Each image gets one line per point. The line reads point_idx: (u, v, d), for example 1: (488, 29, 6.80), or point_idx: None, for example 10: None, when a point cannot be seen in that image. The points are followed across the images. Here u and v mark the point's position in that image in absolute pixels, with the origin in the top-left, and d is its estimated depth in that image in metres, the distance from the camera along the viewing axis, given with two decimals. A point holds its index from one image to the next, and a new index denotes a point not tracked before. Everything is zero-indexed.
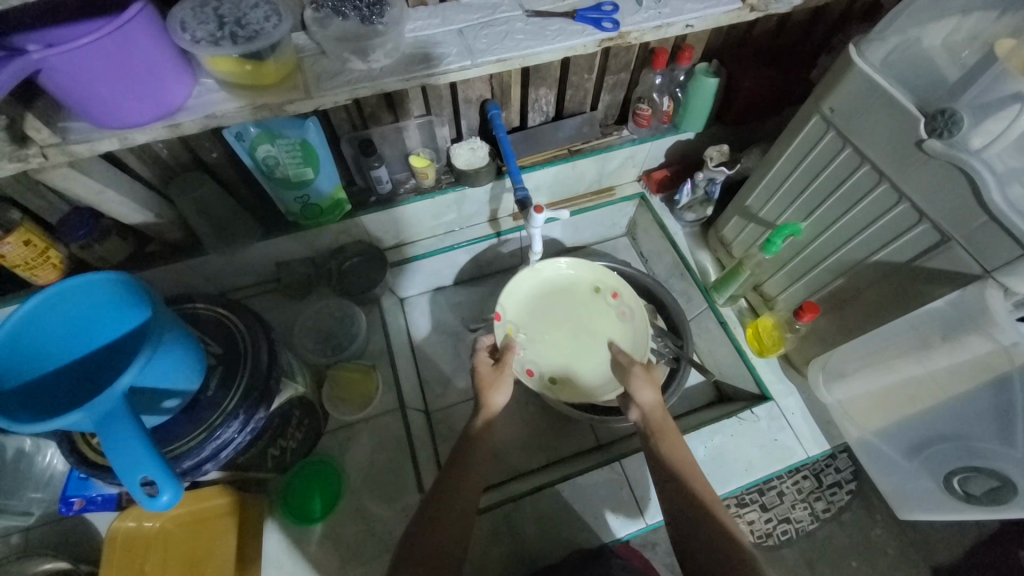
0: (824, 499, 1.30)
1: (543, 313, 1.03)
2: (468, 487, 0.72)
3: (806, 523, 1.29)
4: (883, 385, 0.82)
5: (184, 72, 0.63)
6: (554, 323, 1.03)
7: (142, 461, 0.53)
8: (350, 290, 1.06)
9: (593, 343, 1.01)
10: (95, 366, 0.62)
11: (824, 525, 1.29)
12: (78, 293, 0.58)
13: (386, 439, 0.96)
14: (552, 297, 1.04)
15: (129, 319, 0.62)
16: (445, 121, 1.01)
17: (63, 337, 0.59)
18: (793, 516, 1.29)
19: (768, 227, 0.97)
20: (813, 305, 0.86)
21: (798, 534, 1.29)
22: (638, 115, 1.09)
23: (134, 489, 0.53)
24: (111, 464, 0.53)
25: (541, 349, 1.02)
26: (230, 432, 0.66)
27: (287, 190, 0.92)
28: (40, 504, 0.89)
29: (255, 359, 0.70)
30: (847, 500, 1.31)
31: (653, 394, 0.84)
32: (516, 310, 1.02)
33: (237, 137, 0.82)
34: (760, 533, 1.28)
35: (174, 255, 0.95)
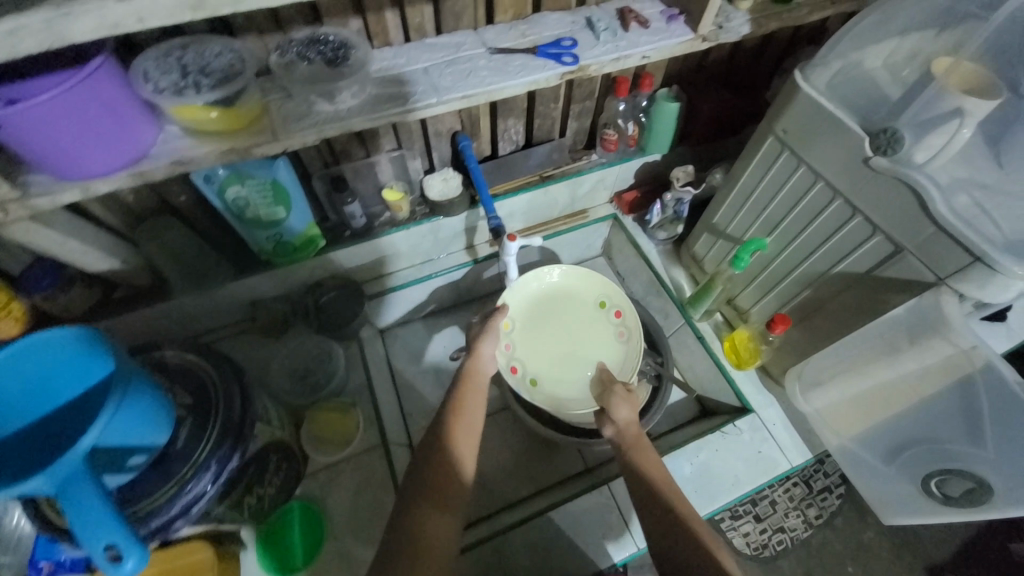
0: (815, 505, 1.32)
1: (544, 318, 1.06)
2: (443, 477, 0.67)
3: (800, 530, 1.30)
4: (857, 392, 0.84)
5: (149, 121, 0.63)
6: (551, 329, 1.05)
7: (105, 526, 0.50)
8: (326, 325, 1.05)
9: (583, 355, 1.04)
10: (56, 425, 0.59)
11: (818, 531, 1.30)
12: (36, 350, 0.56)
13: (370, 477, 0.93)
14: (553, 304, 1.07)
15: (91, 374, 0.59)
16: (416, 154, 1.02)
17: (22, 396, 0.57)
18: (787, 524, 1.31)
19: (735, 242, 1.00)
20: (783, 317, 0.89)
21: (793, 542, 1.29)
22: (605, 140, 1.13)
23: (97, 556, 0.51)
24: (71, 530, 0.50)
25: (533, 353, 1.03)
26: (202, 485, 0.64)
27: (258, 229, 0.92)
28: None
29: (227, 407, 0.69)
30: (837, 505, 1.33)
31: (630, 412, 0.85)
32: (520, 308, 1.05)
33: (206, 180, 0.81)
34: (756, 544, 1.29)
35: (144, 300, 0.93)
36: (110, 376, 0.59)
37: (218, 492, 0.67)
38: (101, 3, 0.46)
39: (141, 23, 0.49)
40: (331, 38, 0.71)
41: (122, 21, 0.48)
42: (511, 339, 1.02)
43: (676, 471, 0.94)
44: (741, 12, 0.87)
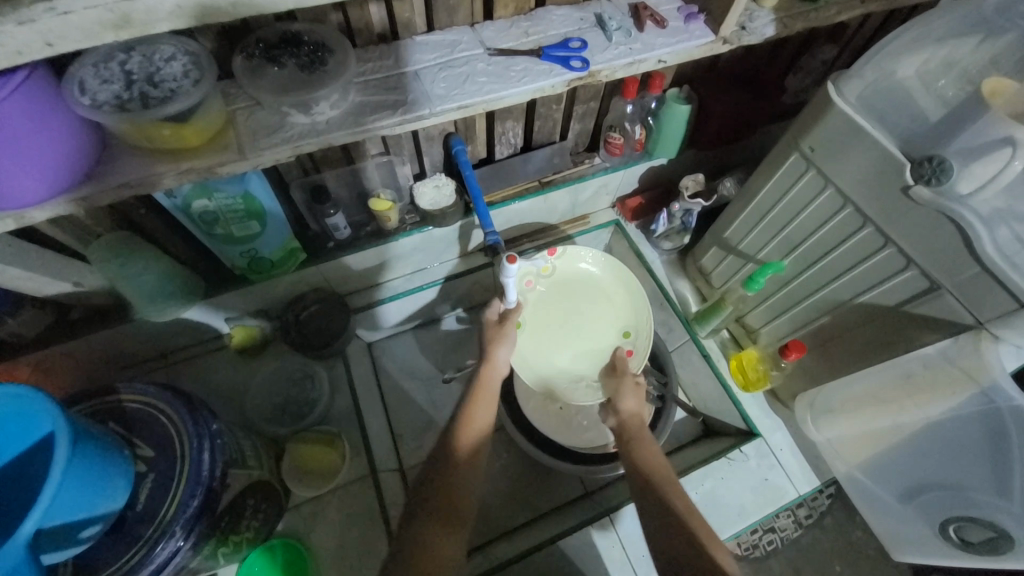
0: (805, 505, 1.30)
1: (565, 296, 0.95)
2: (451, 514, 0.66)
3: (790, 530, 1.29)
4: (875, 429, 0.79)
5: (89, 139, 0.54)
6: (566, 305, 0.95)
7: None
8: (309, 342, 0.98)
9: (570, 349, 0.93)
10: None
11: (808, 531, 1.28)
12: None
13: (356, 509, 0.88)
14: (585, 289, 0.96)
15: (21, 441, 0.50)
16: (406, 160, 0.93)
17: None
18: (778, 524, 1.29)
19: (748, 260, 0.94)
20: (799, 343, 0.84)
21: (783, 542, 1.28)
22: (610, 143, 1.05)
23: None
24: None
25: (541, 307, 0.94)
26: (174, 543, 0.57)
27: (230, 246, 0.83)
28: None
29: (193, 459, 0.61)
30: (828, 504, 1.31)
31: (637, 404, 0.82)
32: (568, 270, 0.96)
33: (166, 194, 0.72)
34: (747, 545, 1.27)
35: (103, 323, 0.84)
36: (48, 441, 0.50)
37: (195, 544, 0.60)
38: (1, 25, 0.39)
39: (51, 46, 0.42)
40: (306, 37, 0.62)
41: (27, 47, 0.41)
42: (538, 282, 0.94)
43: None
44: (765, 11, 0.79)
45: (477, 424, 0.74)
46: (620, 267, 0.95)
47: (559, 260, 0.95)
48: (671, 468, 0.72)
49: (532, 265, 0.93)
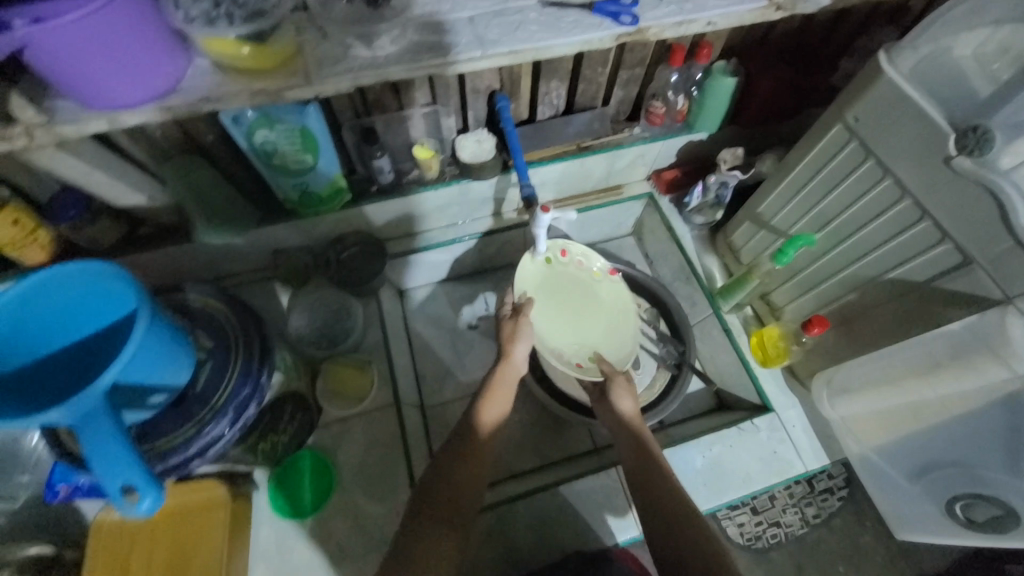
0: (814, 504, 1.31)
1: (575, 288, 0.96)
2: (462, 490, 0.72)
3: (796, 527, 1.30)
4: (887, 406, 0.81)
5: (178, 53, 0.60)
6: (579, 294, 0.96)
7: (119, 464, 0.50)
8: (348, 280, 1.04)
9: (551, 321, 0.94)
10: (74, 359, 0.59)
11: (814, 530, 1.29)
12: (70, 277, 0.55)
13: (380, 434, 0.94)
14: (606, 303, 0.97)
15: (116, 310, 0.58)
16: (451, 111, 0.97)
17: (37, 329, 0.56)
18: (784, 520, 1.30)
19: (780, 236, 0.96)
20: (822, 318, 0.87)
21: (787, 538, 1.29)
22: (651, 113, 1.07)
23: (114, 494, 0.50)
24: (92, 466, 0.50)
25: (567, 278, 0.96)
26: (220, 429, 0.64)
27: (285, 177, 0.89)
28: (27, 487, 0.85)
29: (246, 351, 0.68)
30: (838, 507, 1.31)
31: (632, 403, 0.86)
32: (603, 291, 0.97)
33: (234, 121, 0.79)
34: (749, 535, 1.29)
35: (169, 239, 0.92)
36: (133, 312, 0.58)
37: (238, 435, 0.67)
38: None
39: None
40: None
41: None
42: (585, 270, 0.97)
43: (687, 462, 0.93)
44: None
45: (489, 419, 0.80)
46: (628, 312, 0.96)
47: (608, 283, 0.97)
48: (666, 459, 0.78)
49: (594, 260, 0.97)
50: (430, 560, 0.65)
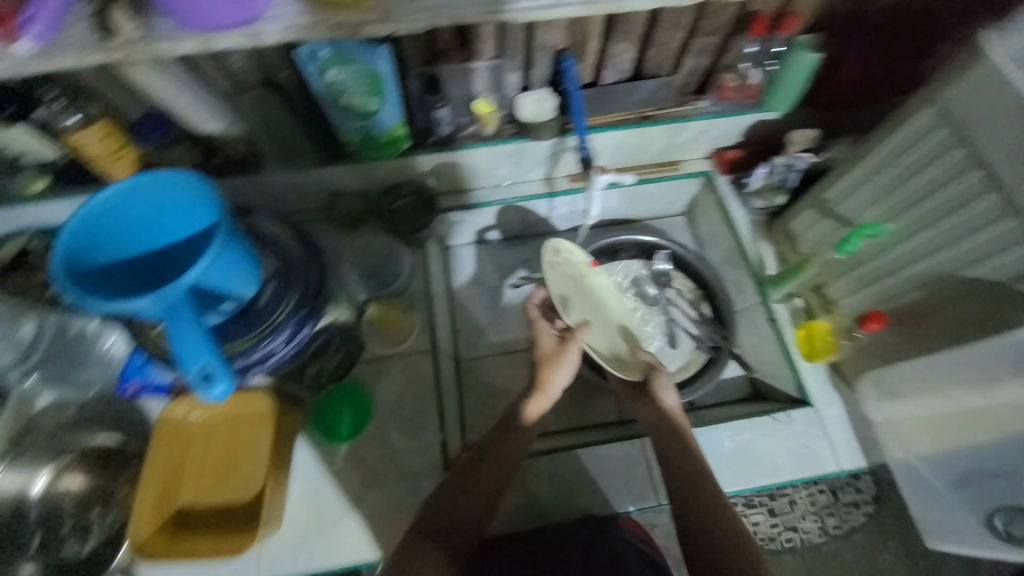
0: (836, 515, 1.30)
1: (579, 288, 0.92)
2: (465, 508, 0.75)
3: (814, 535, 1.30)
4: (937, 411, 0.79)
5: None
6: (579, 294, 0.92)
7: (199, 350, 0.55)
8: (398, 228, 1.06)
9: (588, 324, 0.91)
10: (158, 262, 0.64)
11: (831, 541, 1.30)
12: (162, 184, 0.60)
13: (415, 377, 0.98)
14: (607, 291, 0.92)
15: (199, 220, 0.64)
16: (516, 67, 0.97)
17: (130, 230, 0.62)
18: (802, 526, 1.31)
19: (845, 225, 0.92)
20: (880, 314, 0.85)
21: (802, 543, 1.30)
22: (721, 86, 1.03)
23: (194, 376, 0.55)
24: (174, 352, 0.55)
25: (562, 281, 0.92)
26: (278, 342, 0.69)
27: (349, 119, 0.91)
28: (97, 382, 0.92)
29: (308, 276, 0.73)
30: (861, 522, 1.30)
31: (675, 400, 0.84)
32: (592, 285, 0.91)
33: (309, 58, 0.81)
34: (764, 536, 1.30)
35: (238, 171, 0.98)
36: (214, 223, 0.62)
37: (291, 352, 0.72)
38: None
39: None
40: None
41: None
42: (571, 268, 0.91)
43: (715, 443, 0.92)
44: None
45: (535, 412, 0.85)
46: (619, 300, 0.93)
47: (593, 274, 0.91)
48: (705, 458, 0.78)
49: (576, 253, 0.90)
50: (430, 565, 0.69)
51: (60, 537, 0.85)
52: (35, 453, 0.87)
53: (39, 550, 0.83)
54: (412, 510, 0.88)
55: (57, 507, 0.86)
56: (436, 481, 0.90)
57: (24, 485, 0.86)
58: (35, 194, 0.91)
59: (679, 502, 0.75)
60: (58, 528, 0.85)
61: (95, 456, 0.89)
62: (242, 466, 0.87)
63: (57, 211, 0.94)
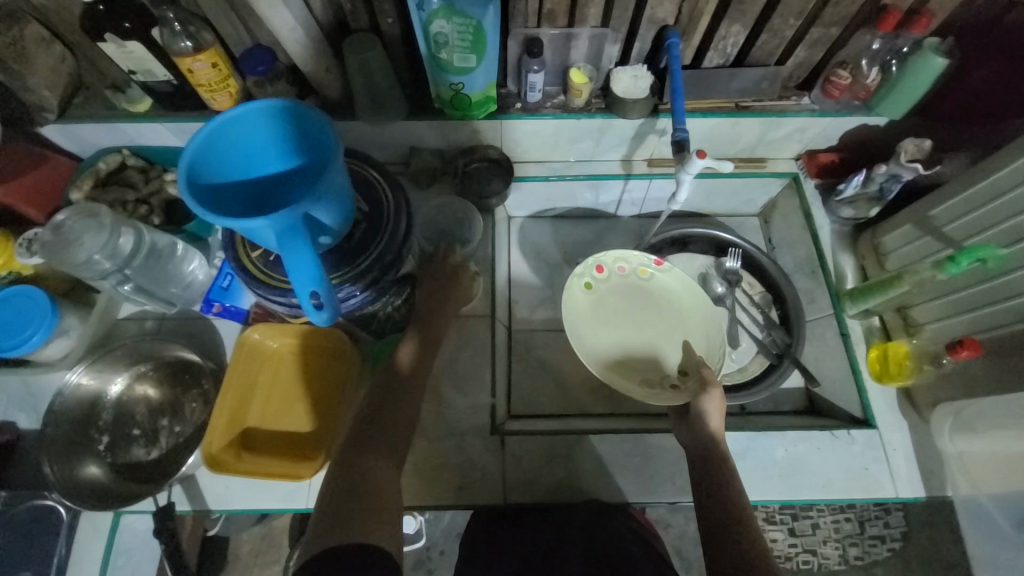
0: (859, 546, 1.27)
1: (627, 297, 1.00)
2: (396, 438, 0.77)
3: (832, 561, 1.27)
4: (1016, 450, 0.77)
5: None
6: (650, 301, 1.00)
7: (311, 275, 0.57)
8: (469, 191, 1.07)
9: (630, 343, 0.97)
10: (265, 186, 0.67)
11: (852, 570, 1.27)
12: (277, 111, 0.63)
13: (472, 340, 1.00)
14: (676, 306, 0.99)
15: (305, 150, 0.65)
16: (618, 39, 0.94)
17: (241, 153, 0.65)
18: (821, 550, 1.28)
19: (949, 246, 0.87)
20: (976, 344, 0.80)
21: (819, 568, 1.27)
22: (832, 83, 0.95)
23: (305, 299, 0.59)
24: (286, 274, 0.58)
25: (616, 289, 1.00)
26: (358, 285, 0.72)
27: (445, 74, 0.90)
28: (179, 300, 0.97)
29: (395, 226, 0.74)
30: (884, 556, 1.27)
31: (719, 421, 0.77)
32: (663, 283, 1.00)
33: (419, 5, 0.81)
34: (781, 555, 1.28)
35: (330, 113, 1.00)
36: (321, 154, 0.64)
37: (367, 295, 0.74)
38: None
39: None
40: None
41: None
42: (630, 274, 1.01)
43: (767, 449, 0.90)
44: None
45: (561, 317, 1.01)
46: (703, 295, 0.96)
47: (660, 273, 1.00)
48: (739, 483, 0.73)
49: (633, 260, 1.00)
50: (375, 494, 0.69)
51: (130, 439, 0.90)
52: (115, 358, 0.92)
53: (108, 449, 0.89)
54: (457, 464, 0.91)
55: (129, 411, 0.91)
56: (482, 443, 0.92)
57: (102, 386, 0.91)
58: (141, 112, 0.96)
59: (709, 532, 0.69)
60: (128, 431, 0.90)
61: (169, 368, 0.94)
62: (307, 399, 0.91)
63: (157, 133, 0.98)
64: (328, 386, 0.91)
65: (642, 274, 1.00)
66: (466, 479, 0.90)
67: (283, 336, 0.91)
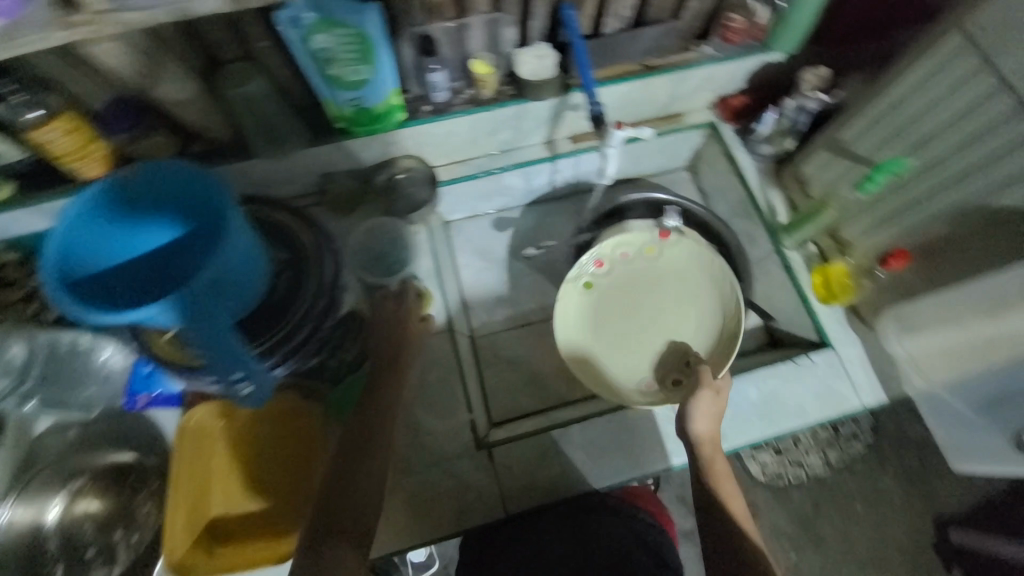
0: (838, 448, 1.35)
1: (631, 287, 1.01)
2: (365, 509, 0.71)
3: (818, 468, 1.36)
4: (956, 341, 0.82)
5: None
6: (658, 282, 1.01)
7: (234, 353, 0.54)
8: (394, 210, 1.03)
9: (634, 338, 0.99)
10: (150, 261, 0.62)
11: (835, 471, 1.36)
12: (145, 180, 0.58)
13: (434, 359, 0.98)
14: (685, 283, 1.01)
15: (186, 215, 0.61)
16: (513, 20, 0.90)
17: (116, 238, 0.60)
18: (806, 461, 1.36)
19: (863, 164, 0.91)
20: (903, 253, 0.88)
21: (808, 477, 1.36)
22: (727, 27, 0.98)
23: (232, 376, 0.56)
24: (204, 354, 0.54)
25: (619, 279, 1.01)
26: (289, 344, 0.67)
27: (340, 90, 0.83)
28: (98, 399, 0.87)
29: (319, 269, 0.69)
30: (861, 452, 1.36)
31: (711, 426, 0.80)
32: (670, 258, 1.01)
33: (291, 22, 0.73)
34: (771, 474, 1.37)
35: (222, 157, 0.91)
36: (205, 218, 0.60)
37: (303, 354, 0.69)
38: None
39: None
40: None
41: None
42: (635, 257, 1.01)
43: (742, 393, 0.93)
44: None
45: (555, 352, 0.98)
46: (715, 260, 0.98)
47: (667, 248, 1.01)
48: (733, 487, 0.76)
49: (639, 240, 1.00)
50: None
51: (86, 563, 0.82)
52: (46, 479, 0.83)
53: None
54: (450, 490, 0.88)
55: (76, 532, 0.83)
56: (469, 461, 0.90)
57: (37, 516, 0.82)
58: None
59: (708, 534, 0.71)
60: (81, 554, 0.83)
61: (106, 476, 0.86)
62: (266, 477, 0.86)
63: (30, 219, 0.84)
64: (300, 445, 0.87)
65: (649, 253, 1.01)
66: (462, 502, 0.87)
67: (234, 411, 0.84)
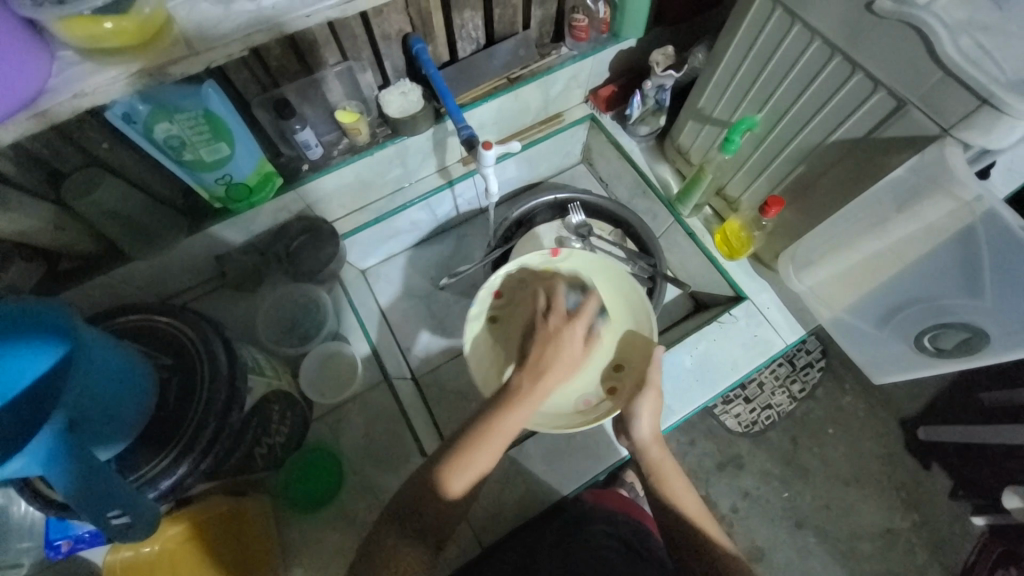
0: (798, 380, 1.42)
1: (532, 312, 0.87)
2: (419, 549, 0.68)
3: (786, 404, 1.41)
4: (844, 267, 0.86)
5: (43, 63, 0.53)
6: None
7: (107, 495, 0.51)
8: (302, 273, 0.98)
9: None
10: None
11: (801, 403, 1.42)
12: None
13: (378, 411, 0.95)
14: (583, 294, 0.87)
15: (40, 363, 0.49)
16: (366, 65, 0.91)
17: None
18: (774, 401, 1.42)
19: (723, 126, 0.97)
20: (778, 199, 0.88)
21: (780, 415, 1.41)
22: (575, 27, 1.01)
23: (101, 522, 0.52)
24: (70, 502, 0.51)
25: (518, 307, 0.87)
26: (192, 452, 0.65)
27: (203, 173, 0.81)
28: (31, 553, 0.80)
29: (213, 364, 0.69)
30: (819, 378, 1.44)
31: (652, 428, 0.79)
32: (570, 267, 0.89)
33: (126, 119, 0.70)
34: (746, 423, 1.41)
35: (97, 269, 0.86)
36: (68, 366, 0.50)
37: (214, 456, 0.67)
38: None
39: None
40: None
41: None
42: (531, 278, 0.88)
43: (677, 363, 0.98)
44: None
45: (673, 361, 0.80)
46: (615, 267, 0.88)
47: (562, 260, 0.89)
48: (679, 474, 0.79)
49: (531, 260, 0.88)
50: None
51: None
52: None
53: None
54: None
55: None
56: None
57: None
58: None
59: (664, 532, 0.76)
60: None
61: None
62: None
63: None
64: (256, 546, 0.81)
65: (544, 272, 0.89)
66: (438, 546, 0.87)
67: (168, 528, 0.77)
